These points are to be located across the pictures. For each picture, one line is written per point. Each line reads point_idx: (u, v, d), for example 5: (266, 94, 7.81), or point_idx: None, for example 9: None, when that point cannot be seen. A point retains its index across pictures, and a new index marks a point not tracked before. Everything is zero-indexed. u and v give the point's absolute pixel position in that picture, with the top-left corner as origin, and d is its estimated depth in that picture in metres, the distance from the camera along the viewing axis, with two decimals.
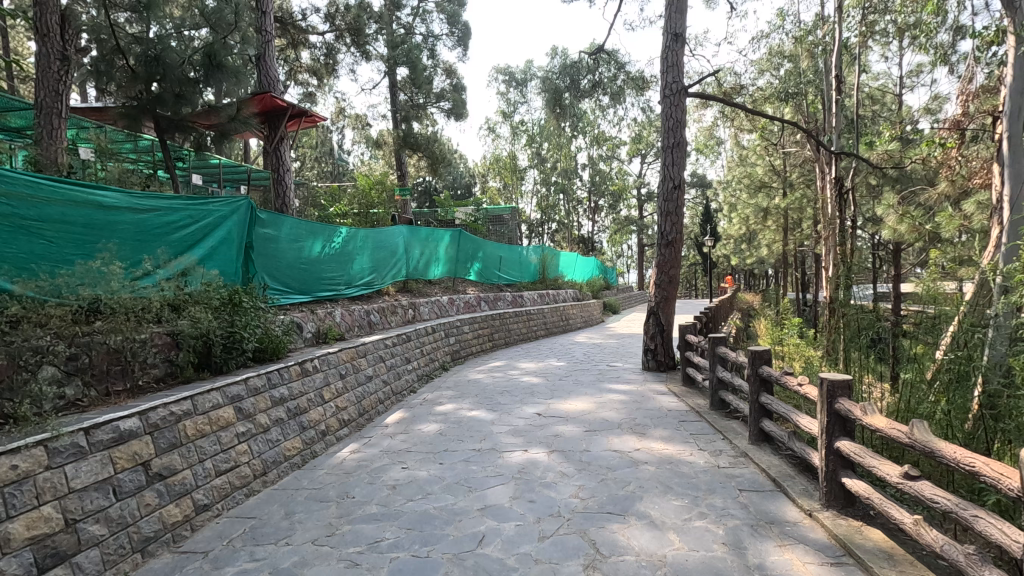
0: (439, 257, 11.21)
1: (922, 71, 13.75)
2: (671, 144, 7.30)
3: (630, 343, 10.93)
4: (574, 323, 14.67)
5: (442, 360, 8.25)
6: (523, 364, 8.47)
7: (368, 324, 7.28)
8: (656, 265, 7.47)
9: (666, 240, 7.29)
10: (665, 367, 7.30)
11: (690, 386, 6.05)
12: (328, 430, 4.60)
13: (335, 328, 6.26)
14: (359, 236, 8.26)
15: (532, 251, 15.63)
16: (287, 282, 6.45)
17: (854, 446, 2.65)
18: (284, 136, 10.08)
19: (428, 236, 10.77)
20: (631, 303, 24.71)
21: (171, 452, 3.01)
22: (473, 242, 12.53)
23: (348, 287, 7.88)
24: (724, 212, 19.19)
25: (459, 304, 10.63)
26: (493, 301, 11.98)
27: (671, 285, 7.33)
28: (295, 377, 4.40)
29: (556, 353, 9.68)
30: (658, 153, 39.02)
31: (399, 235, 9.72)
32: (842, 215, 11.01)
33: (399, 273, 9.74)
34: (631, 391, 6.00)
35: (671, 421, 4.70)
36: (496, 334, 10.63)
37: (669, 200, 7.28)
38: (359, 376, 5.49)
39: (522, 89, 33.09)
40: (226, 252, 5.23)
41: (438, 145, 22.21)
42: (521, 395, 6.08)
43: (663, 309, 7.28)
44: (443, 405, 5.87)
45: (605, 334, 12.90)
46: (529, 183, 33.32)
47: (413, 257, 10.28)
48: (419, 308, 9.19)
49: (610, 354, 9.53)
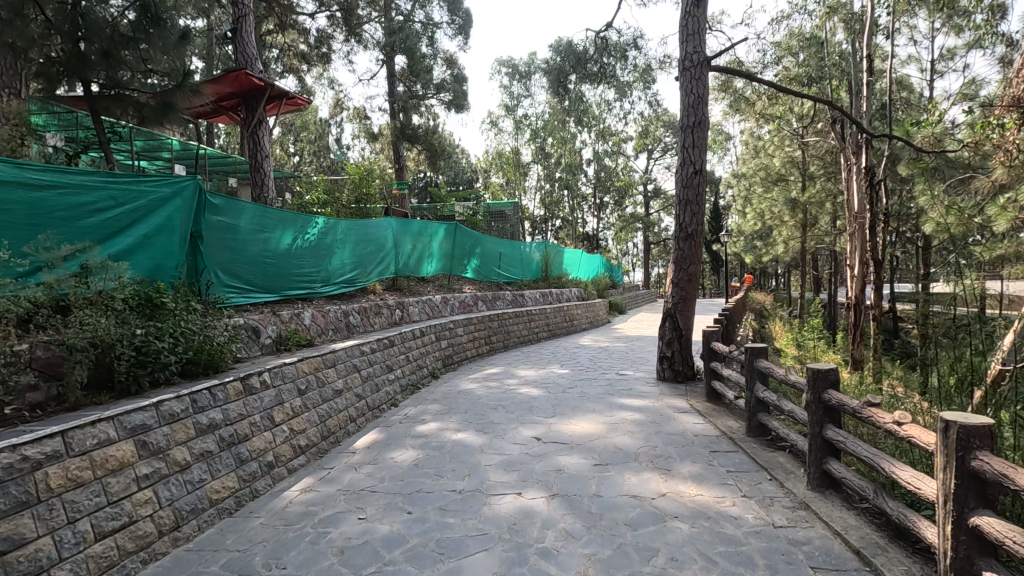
0: (433, 253, 10.36)
1: (956, 56, 12.76)
2: (692, 123, 6.40)
3: (640, 347, 10.04)
4: (579, 325, 13.81)
5: (431, 367, 7.38)
6: (522, 371, 7.58)
7: (345, 328, 6.42)
8: (673, 260, 6.59)
9: (686, 233, 6.41)
10: (683, 378, 6.42)
11: (715, 403, 5.18)
12: (276, 461, 3.73)
13: (302, 333, 5.40)
14: (340, 228, 7.39)
15: (534, 247, 14.79)
16: (248, 280, 5.58)
17: (1007, 528, 1.77)
18: (261, 118, 9.24)
19: (421, 229, 9.91)
20: (638, 303, 23.80)
21: (18, 516, 2.15)
22: (470, 236, 11.66)
23: (326, 285, 7.02)
24: (737, 207, 18.26)
25: (453, 303, 9.76)
26: (491, 301, 11.11)
27: (691, 284, 6.44)
28: (234, 397, 3.55)
29: (559, 358, 8.81)
30: (665, 149, 38.02)
31: (387, 228, 8.86)
32: (873, 209, 10.09)
33: (387, 269, 8.89)
34: (647, 408, 5.12)
35: (699, 452, 3.81)
36: (494, 337, 9.75)
37: (689, 188, 6.39)
38: (325, 391, 4.63)
39: (526, 82, 32.16)
40: (166, 242, 4.39)
41: (437, 137, 21.35)
42: (518, 412, 5.21)
43: (681, 311, 6.40)
44: (426, 423, 5.01)
45: (611, 336, 12.02)
46: (532, 179, 32.41)
47: (404, 252, 9.43)
48: (408, 309, 8.33)
49: (618, 359, 8.63)
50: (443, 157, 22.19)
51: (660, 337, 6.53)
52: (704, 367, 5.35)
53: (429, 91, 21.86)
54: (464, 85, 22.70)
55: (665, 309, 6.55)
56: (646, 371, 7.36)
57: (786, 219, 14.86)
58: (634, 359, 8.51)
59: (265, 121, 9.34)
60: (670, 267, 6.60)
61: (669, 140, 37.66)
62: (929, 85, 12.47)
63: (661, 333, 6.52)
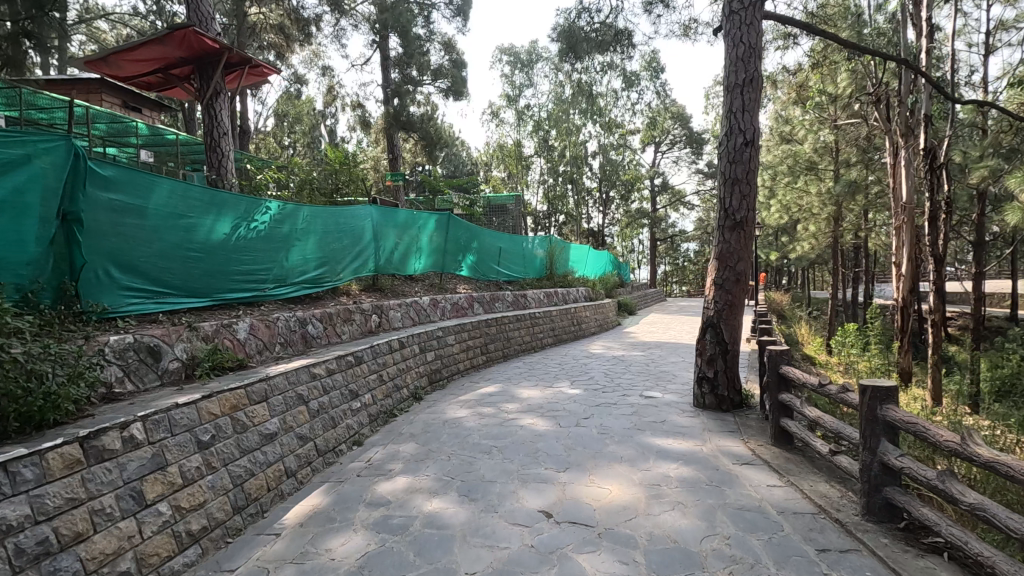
0: (422, 247, 9.01)
1: (1013, 27, 11.32)
2: (742, 81, 5.02)
3: (660, 356, 8.67)
4: (589, 328, 12.42)
5: (411, 386, 6.02)
6: (524, 391, 6.20)
7: (299, 342, 5.07)
8: (716, 256, 5.23)
9: (733, 220, 5.05)
10: (729, 406, 5.06)
11: (786, 450, 3.82)
12: (139, 569, 2.38)
13: (231, 352, 4.04)
14: (301, 215, 6.06)
15: (537, 243, 13.45)
16: (161, 279, 4.24)
17: None
18: (218, 88, 7.86)
19: (407, 220, 8.56)
20: (648, 302, 22.43)
21: None
22: (466, 229, 10.30)
23: (280, 285, 5.69)
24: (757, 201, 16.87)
25: (445, 306, 8.39)
26: (489, 303, 9.74)
27: (740, 286, 5.08)
28: (62, 473, 2.20)
29: (567, 371, 7.44)
30: (673, 142, 36.61)
31: (364, 217, 7.51)
32: (932, 197, 8.70)
33: (365, 266, 7.55)
34: (694, 459, 3.74)
35: (801, 552, 2.43)
36: (492, 346, 8.39)
37: (738, 163, 5.03)
38: (246, 438, 3.27)
39: (528, 71, 30.72)
40: (12, 223, 3.09)
41: (433, 125, 19.98)
42: (517, 461, 3.84)
43: (727, 321, 5.06)
44: (392, 479, 3.66)
45: (625, 342, 10.64)
46: (535, 172, 31.05)
47: (386, 246, 8.09)
48: (388, 314, 6.96)
49: (639, 373, 7.26)
50: (440, 147, 20.85)
51: (698, 352, 5.20)
52: (770, 398, 3.99)
53: (424, 77, 20.50)
54: (463, 71, 21.33)
55: (704, 317, 5.23)
56: (676, 392, 6.01)
57: (816, 212, 13.46)
58: (657, 374, 7.16)
59: (224, 92, 7.96)
60: (711, 262, 5.26)
61: (676, 132, 36.25)
62: (983, 59, 11.09)
63: (700, 347, 5.18)
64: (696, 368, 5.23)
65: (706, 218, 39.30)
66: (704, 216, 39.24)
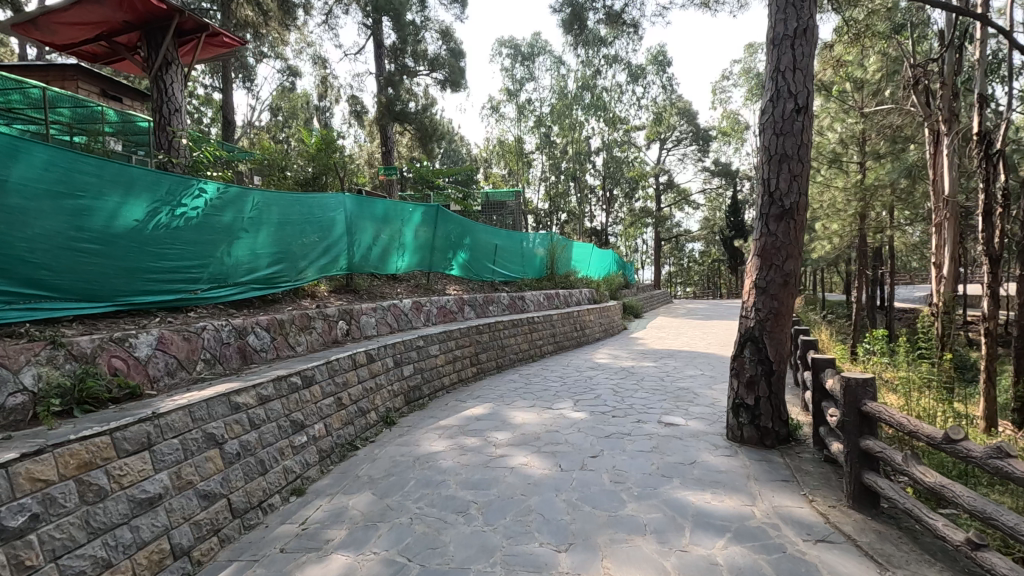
0: (406, 244, 7.98)
1: None
2: (792, 32, 3.96)
3: (675, 368, 7.60)
4: (594, 333, 11.38)
5: (380, 409, 4.99)
6: (519, 415, 5.16)
7: (233, 358, 4.04)
8: (757, 253, 4.18)
9: (780, 208, 4.00)
10: (775, 441, 4.00)
11: (872, 518, 2.77)
12: None
13: (118, 378, 3.01)
14: (251, 201, 5.03)
15: (537, 240, 12.43)
16: (35, 277, 3.21)
17: None
18: (169, 58, 6.83)
19: (389, 213, 7.54)
20: (654, 304, 21.38)
21: None
22: (458, 224, 9.26)
23: (216, 287, 4.64)
24: None
25: (431, 310, 7.35)
26: (483, 306, 8.70)
27: (788, 291, 4.02)
28: None
29: (570, 387, 6.38)
30: (678, 139, 35.54)
31: (335, 207, 6.49)
32: (987, 189, 7.63)
33: (335, 263, 6.50)
34: (745, 530, 2.70)
35: None
36: (483, 355, 7.34)
37: (787, 136, 3.98)
38: (101, 511, 2.24)
39: (529, 65, 29.67)
40: None
41: (428, 117, 18.96)
42: (501, 531, 2.80)
43: (771, 334, 4.02)
44: (326, 559, 2.62)
45: (633, 350, 9.58)
46: (536, 169, 30.05)
47: (363, 241, 7.06)
48: (360, 321, 5.93)
49: (653, 391, 6.19)
50: (436, 141, 19.84)
51: (734, 372, 4.16)
52: (845, 443, 2.95)
53: (420, 66, 19.45)
54: (462, 61, 20.29)
55: (742, 329, 4.18)
56: (701, 418, 4.95)
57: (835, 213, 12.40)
58: (674, 392, 6.10)
59: (177, 63, 6.93)
60: (750, 259, 4.22)
61: (682, 128, 35.13)
62: None
63: (737, 367, 4.14)
64: (731, 392, 4.19)
65: (711, 216, 38.22)
66: (710, 214, 38.12)
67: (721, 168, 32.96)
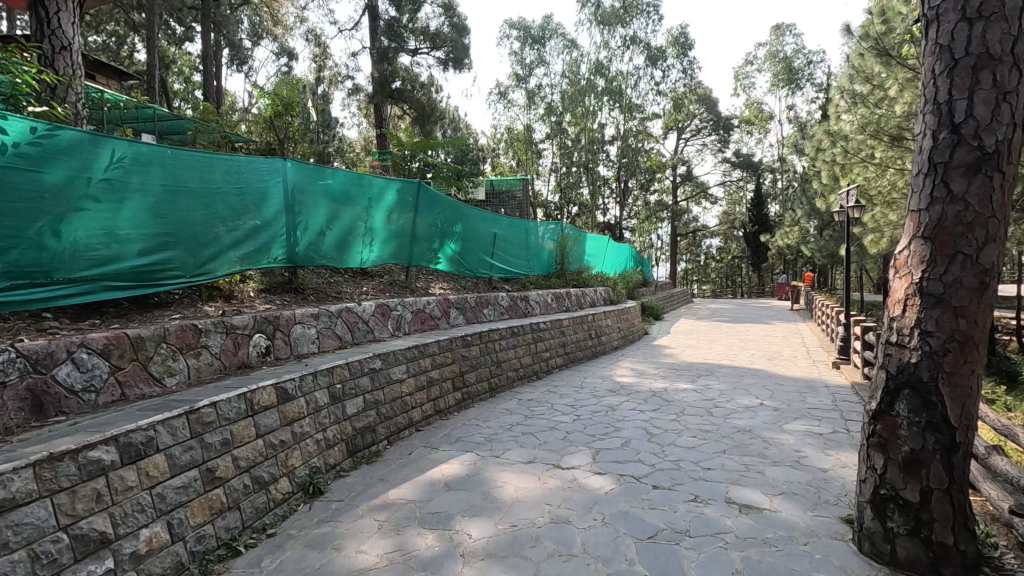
0: (376, 229, 6.26)
1: None
2: None
3: (722, 394, 5.81)
4: (612, 341, 9.59)
5: (295, 474, 3.27)
6: (508, 483, 3.44)
7: (8, 411, 2.35)
8: (921, 232, 2.38)
9: (975, 150, 2.22)
10: (961, 572, 2.23)
11: None
12: None
13: None
14: (107, 153, 3.34)
15: (546, 231, 10.71)
16: None
17: None
18: None
19: (349, 188, 5.82)
20: (673, 304, 19.59)
21: None
22: (447, 206, 7.53)
23: (24, 284, 2.95)
24: (818, 183, 13.94)
25: (402, 315, 5.61)
26: (475, 309, 6.97)
27: (986, 300, 2.24)
28: None
29: (586, 427, 4.64)
30: (697, 129, 33.64)
31: (266, 175, 4.78)
32: None
33: (266, 250, 4.79)
34: None
35: None
36: (470, 376, 5.60)
37: (992, 20, 2.19)
38: None
39: (539, 49, 27.84)
40: None
41: (427, 95, 17.21)
42: None
43: (951, 379, 2.25)
44: None
45: (661, 364, 7.80)
46: (546, 159, 28.27)
47: (311, 222, 5.34)
48: (291, 333, 4.22)
49: (702, 435, 4.43)
50: (436, 123, 18.18)
51: (878, 443, 2.41)
52: None
53: (419, 43, 17.74)
54: (465, 38, 18.54)
55: (892, 366, 2.41)
56: (791, 493, 3.19)
57: None
58: (733, 438, 4.32)
59: None
60: (905, 245, 2.43)
61: (701, 117, 33.15)
62: None
63: (882, 434, 2.39)
64: (870, 474, 2.43)
65: (731, 211, 36.20)
66: (729, 209, 36.08)
67: (743, 159, 30.94)
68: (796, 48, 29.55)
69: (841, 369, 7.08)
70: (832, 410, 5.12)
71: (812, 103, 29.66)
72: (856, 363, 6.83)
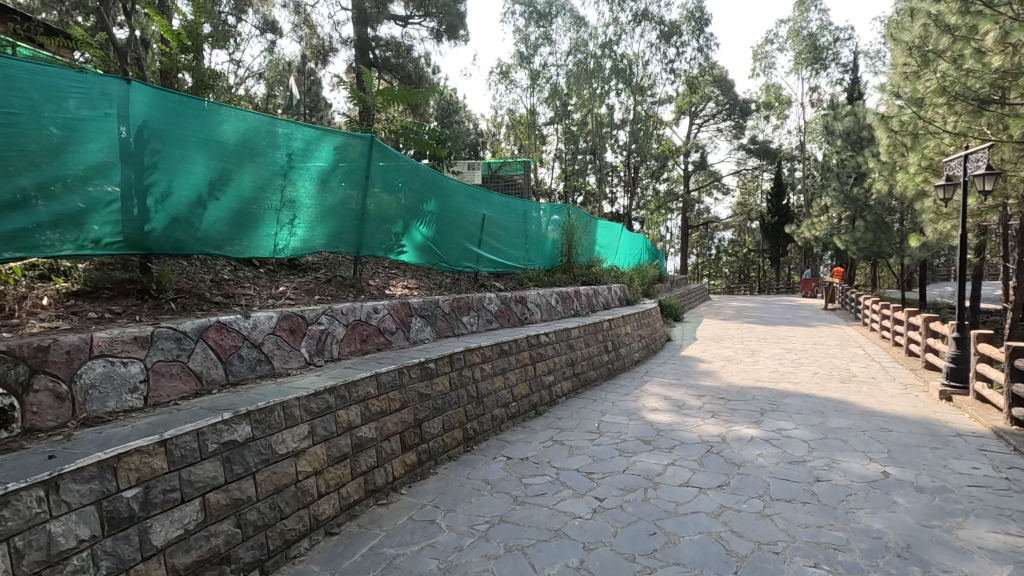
0: (299, 202, 4.30)
1: None
2: None
3: (813, 451, 3.85)
4: (632, 353, 7.63)
5: None
6: None
7: None
8: None
9: None
10: None
11: None
12: None
13: None
14: None
15: (550, 214, 8.74)
16: None
17: None
18: None
19: (254, 140, 3.85)
20: (691, 302, 17.66)
21: None
22: (415, 175, 5.54)
23: None
24: (869, 164, 11.91)
25: (329, 332, 3.67)
26: (450, 318, 5.01)
27: None
28: None
29: (614, 536, 2.68)
30: (711, 113, 31.51)
31: (79, 100, 2.85)
32: None
33: (73, 226, 2.88)
34: None
35: None
36: (432, 425, 3.66)
37: None
38: None
39: (545, 26, 25.70)
40: None
41: (415, 64, 15.20)
42: None
43: None
44: None
45: (702, 390, 5.83)
46: (549, 144, 26.20)
47: (181, 188, 3.41)
48: (77, 378, 2.29)
49: (829, 560, 2.45)
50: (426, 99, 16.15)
51: None
52: None
53: (409, 10, 15.68)
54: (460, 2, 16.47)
55: None
56: None
57: (1008, 169, 8.29)
58: (889, 572, 2.35)
59: None
60: None
61: (716, 100, 31.04)
62: None
63: None
64: None
65: (745, 201, 34.14)
66: (744, 199, 33.92)
67: (761, 145, 28.83)
68: (820, 24, 27.35)
69: (957, 405, 5.08)
70: (1012, 494, 3.14)
71: (837, 84, 27.50)
72: (986, 399, 4.84)
